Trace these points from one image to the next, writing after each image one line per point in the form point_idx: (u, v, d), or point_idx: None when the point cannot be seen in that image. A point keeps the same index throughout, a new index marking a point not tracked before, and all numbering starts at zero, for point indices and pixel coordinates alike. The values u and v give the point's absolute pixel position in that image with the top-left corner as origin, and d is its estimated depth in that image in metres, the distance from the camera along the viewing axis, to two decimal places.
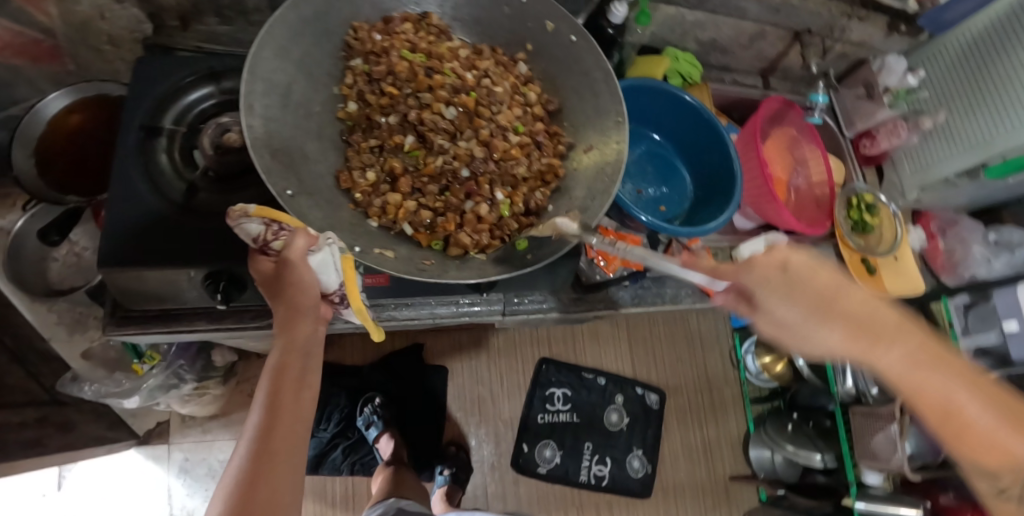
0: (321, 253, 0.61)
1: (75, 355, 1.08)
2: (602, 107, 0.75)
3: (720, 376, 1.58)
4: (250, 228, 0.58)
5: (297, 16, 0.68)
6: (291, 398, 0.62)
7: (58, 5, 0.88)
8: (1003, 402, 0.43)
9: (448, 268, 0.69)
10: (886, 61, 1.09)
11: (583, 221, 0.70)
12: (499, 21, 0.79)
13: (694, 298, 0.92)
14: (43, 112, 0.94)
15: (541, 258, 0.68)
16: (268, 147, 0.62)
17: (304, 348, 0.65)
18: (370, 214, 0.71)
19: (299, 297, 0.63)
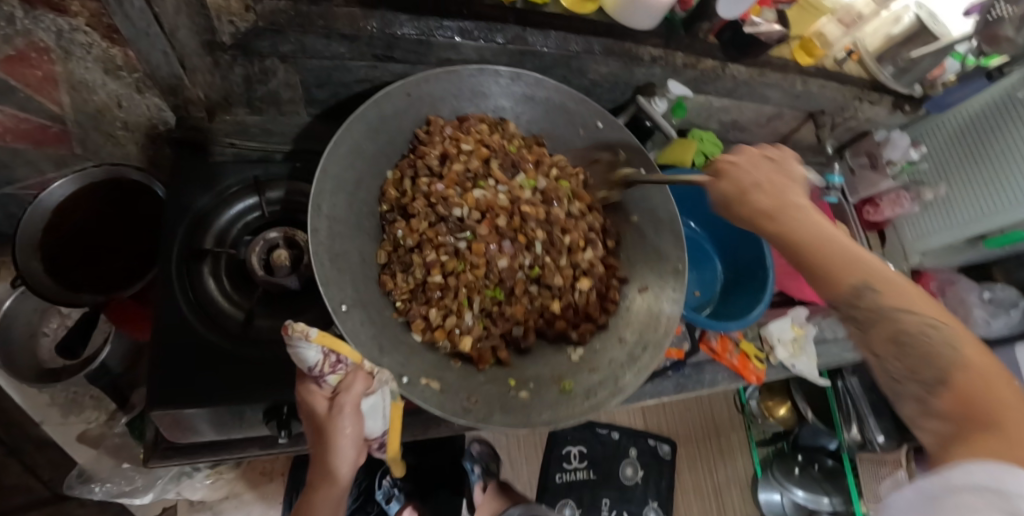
0: (372, 395, 0.57)
1: (71, 438, 1.05)
2: (662, 250, 0.78)
3: (726, 421, 1.62)
4: (308, 357, 0.53)
5: (377, 113, 0.68)
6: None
7: (71, 94, 0.83)
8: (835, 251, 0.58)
9: (492, 409, 0.65)
10: (888, 134, 1.15)
11: (633, 371, 0.71)
12: (573, 140, 0.83)
13: (730, 380, 0.96)
14: (47, 201, 0.89)
15: (592, 412, 0.67)
16: (323, 283, 0.58)
17: (337, 502, 0.56)
18: (413, 326, 0.67)
19: (345, 450, 0.55)
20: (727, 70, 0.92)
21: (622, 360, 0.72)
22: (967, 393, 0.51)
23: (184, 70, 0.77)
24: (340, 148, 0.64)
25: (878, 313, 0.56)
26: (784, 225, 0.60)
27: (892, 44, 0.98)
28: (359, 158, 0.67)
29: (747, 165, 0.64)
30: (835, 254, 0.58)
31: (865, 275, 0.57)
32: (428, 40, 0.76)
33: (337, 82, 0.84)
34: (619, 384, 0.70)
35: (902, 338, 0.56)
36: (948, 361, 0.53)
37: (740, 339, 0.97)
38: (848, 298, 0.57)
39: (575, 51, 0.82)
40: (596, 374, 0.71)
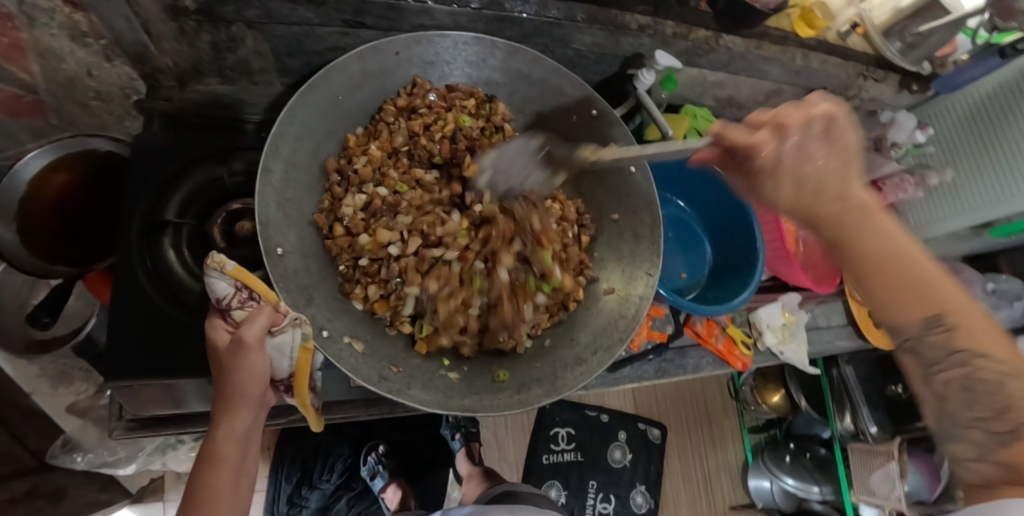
0: (280, 335, 0.56)
1: (61, 408, 1.12)
2: (638, 253, 0.74)
3: (719, 408, 1.60)
4: (218, 287, 0.55)
5: (359, 68, 0.67)
6: (227, 492, 0.54)
7: (40, 63, 0.80)
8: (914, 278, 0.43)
9: (413, 384, 0.63)
10: (894, 115, 1.08)
11: (575, 375, 0.67)
12: (564, 125, 0.78)
13: (714, 366, 0.94)
14: (22, 172, 0.87)
15: (519, 406, 0.63)
16: (263, 236, 0.58)
17: (243, 438, 0.55)
18: (351, 294, 0.66)
19: (245, 384, 0.54)
20: (721, 41, 0.87)
21: (568, 362, 0.69)
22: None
23: (149, 36, 0.74)
24: (306, 97, 0.62)
25: (946, 355, 0.44)
26: (842, 233, 0.43)
27: (899, 18, 0.91)
28: (316, 129, 0.66)
29: (794, 161, 0.45)
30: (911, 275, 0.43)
31: (939, 309, 0.43)
32: (399, 5, 0.73)
33: (309, 50, 0.82)
34: (555, 385, 0.66)
35: (971, 384, 0.45)
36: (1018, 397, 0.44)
37: (727, 324, 0.95)
38: (911, 334, 0.44)
39: (556, 18, 0.78)
40: (536, 370, 0.68)
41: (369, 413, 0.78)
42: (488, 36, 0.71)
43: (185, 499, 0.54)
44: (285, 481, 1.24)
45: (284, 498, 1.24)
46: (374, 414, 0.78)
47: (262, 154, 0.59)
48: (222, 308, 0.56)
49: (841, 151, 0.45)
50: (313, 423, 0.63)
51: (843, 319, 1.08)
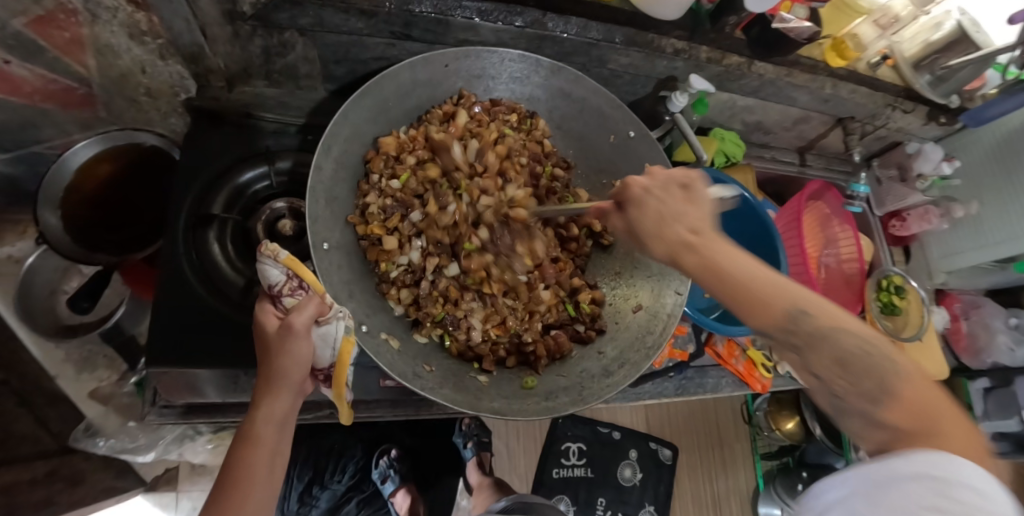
0: (326, 325, 0.56)
1: (83, 394, 1.15)
2: (667, 272, 0.74)
3: (732, 431, 1.59)
4: (269, 273, 0.55)
5: (409, 76, 0.72)
6: (263, 472, 0.55)
7: (97, 57, 0.85)
8: (759, 290, 0.48)
9: (445, 382, 0.65)
10: (921, 146, 1.09)
11: (601, 386, 0.69)
12: (602, 147, 0.81)
13: (734, 387, 0.94)
14: (71, 161, 0.92)
15: (548, 413, 0.65)
16: (312, 232, 0.62)
17: (281, 419, 0.56)
18: (386, 294, 0.70)
19: (288, 368, 0.55)
20: (754, 67, 0.91)
21: (594, 373, 0.71)
22: (910, 405, 0.45)
23: (205, 38, 0.77)
24: (359, 102, 0.67)
25: (818, 337, 0.48)
26: (707, 255, 0.49)
27: (930, 52, 0.94)
28: (363, 133, 0.71)
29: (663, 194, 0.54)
30: (760, 276, 0.48)
31: (796, 300, 0.48)
32: (446, 20, 0.76)
33: (355, 58, 0.85)
34: (580, 395, 0.68)
35: (845, 360, 0.48)
36: (897, 374, 0.47)
37: (748, 347, 0.94)
38: (785, 328, 0.48)
39: (595, 38, 0.82)
40: (563, 379, 0.70)
41: (394, 414, 0.80)
42: (534, 54, 0.75)
43: (222, 476, 0.54)
44: (297, 479, 1.24)
45: (295, 497, 1.23)
46: (399, 415, 0.80)
47: (314, 153, 0.63)
48: (273, 294, 0.57)
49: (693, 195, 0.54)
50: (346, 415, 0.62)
51: None
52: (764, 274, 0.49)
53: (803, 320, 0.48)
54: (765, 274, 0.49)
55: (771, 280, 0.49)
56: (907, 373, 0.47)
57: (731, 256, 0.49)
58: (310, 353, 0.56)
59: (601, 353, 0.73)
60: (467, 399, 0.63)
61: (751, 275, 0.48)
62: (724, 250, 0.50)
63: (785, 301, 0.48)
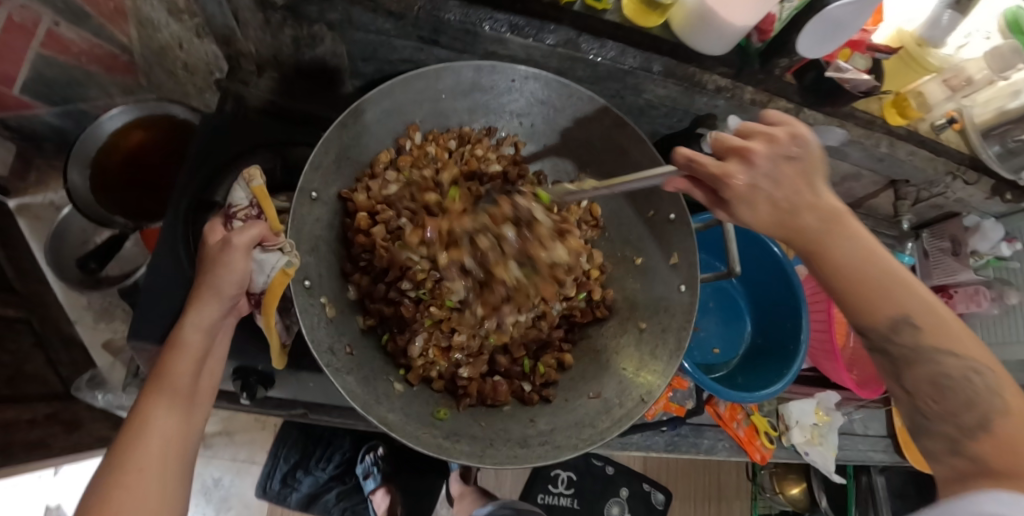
0: (269, 251, 0.55)
1: (97, 343, 1.23)
2: (648, 366, 0.72)
3: (732, 486, 1.50)
4: (234, 194, 0.57)
5: (471, 77, 0.72)
6: (185, 380, 0.52)
7: (138, 29, 0.86)
8: (864, 288, 0.53)
9: (355, 372, 0.63)
10: (980, 221, 1.01)
11: (509, 452, 0.64)
12: (638, 219, 0.79)
13: (731, 452, 0.88)
14: (106, 125, 0.94)
15: (438, 451, 0.61)
16: (308, 178, 0.62)
17: (209, 330, 0.54)
18: (350, 277, 0.69)
19: (220, 282, 0.53)
20: (802, 115, 0.84)
21: (510, 438, 0.66)
22: (1004, 442, 0.47)
23: (238, 22, 0.77)
24: (408, 83, 0.69)
25: (918, 352, 0.53)
26: (818, 247, 0.54)
27: (1003, 120, 0.85)
28: (403, 109, 0.72)
29: (771, 185, 0.55)
30: (852, 253, 0.53)
31: (902, 306, 0.53)
32: (474, 30, 0.74)
33: (382, 58, 0.84)
34: (480, 450, 0.63)
35: (940, 380, 0.52)
36: (996, 408, 0.49)
37: (752, 411, 0.89)
38: (885, 331, 0.53)
39: (630, 66, 0.78)
40: (477, 427, 0.67)
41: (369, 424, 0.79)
42: (604, 101, 0.73)
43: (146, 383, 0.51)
44: (284, 460, 1.27)
45: (279, 476, 1.26)
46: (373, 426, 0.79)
47: (345, 110, 0.64)
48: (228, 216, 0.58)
49: (803, 165, 0.55)
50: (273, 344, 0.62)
51: (882, 430, 1.00)
52: (897, 279, 0.53)
53: (907, 327, 0.52)
54: (889, 272, 0.53)
55: (872, 280, 0.53)
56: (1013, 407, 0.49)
57: (845, 242, 0.54)
58: (246, 274, 0.55)
59: (533, 416, 0.70)
60: (364, 397, 0.61)
61: (854, 276, 0.53)
62: (854, 248, 0.54)
63: (887, 308, 0.53)
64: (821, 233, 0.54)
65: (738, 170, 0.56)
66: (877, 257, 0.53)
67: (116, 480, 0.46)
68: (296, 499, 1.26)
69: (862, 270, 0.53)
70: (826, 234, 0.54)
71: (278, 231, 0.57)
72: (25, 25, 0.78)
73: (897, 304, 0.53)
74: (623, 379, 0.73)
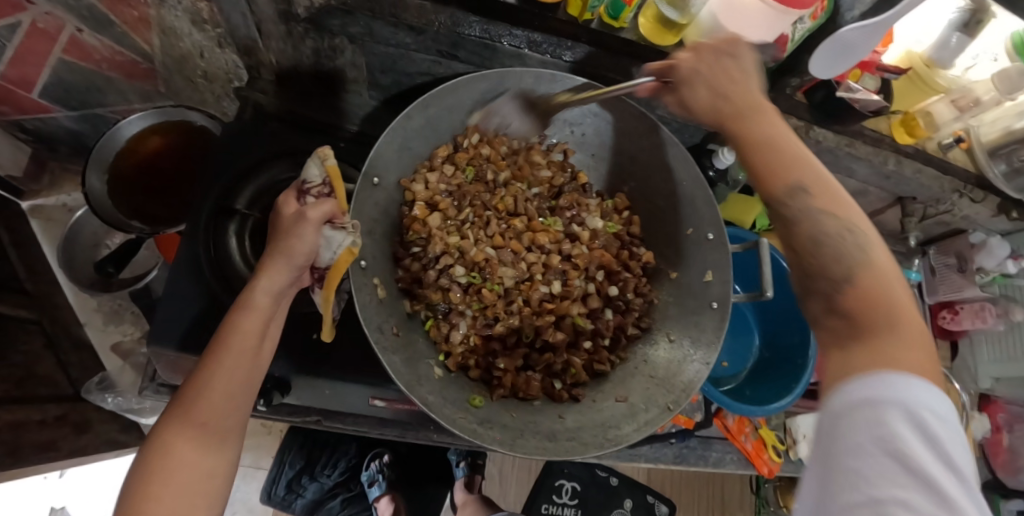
0: (336, 230, 0.55)
1: (106, 345, 1.24)
2: (681, 374, 0.72)
3: (735, 499, 1.50)
4: (308, 171, 0.56)
5: (531, 84, 0.72)
6: (249, 343, 0.53)
7: (161, 37, 0.88)
8: (775, 160, 0.54)
9: (400, 353, 0.63)
10: (986, 238, 1.03)
11: (538, 444, 0.64)
12: (674, 232, 0.79)
13: (738, 465, 0.89)
14: (124, 131, 0.96)
15: (473, 434, 0.61)
16: (369, 165, 0.64)
17: (277, 298, 0.55)
18: (400, 261, 0.69)
19: (291, 252, 0.53)
20: (812, 133, 0.86)
21: (539, 431, 0.66)
22: (865, 292, 0.47)
23: (259, 34, 0.79)
24: (473, 83, 0.69)
25: (808, 216, 0.50)
26: (742, 125, 0.56)
27: (1010, 139, 0.85)
28: (462, 109, 0.73)
29: (714, 74, 0.59)
30: (769, 130, 0.55)
31: (801, 172, 0.52)
32: (493, 45, 0.75)
33: (400, 70, 0.85)
34: (512, 439, 0.63)
35: (820, 238, 0.50)
36: (856, 260, 0.48)
37: (760, 425, 0.90)
38: (783, 197, 0.51)
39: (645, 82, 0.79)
40: (509, 417, 0.67)
41: (381, 432, 0.79)
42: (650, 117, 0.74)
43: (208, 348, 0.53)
44: (289, 466, 1.26)
45: (284, 481, 1.25)
46: (384, 434, 0.79)
47: (413, 103, 0.66)
48: (302, 190, 0.57)
49: (741, 63, 0.59)
50: (327, 327, 0.60)
51: None
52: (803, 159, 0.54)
53: (808, 189, 0.51)
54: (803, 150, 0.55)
55: (782, 151, 0.54)
56: (879, 265, 0.49)
57: (760, 120, 0.56)
58: (314, 249, 0.54)
59: (562, 413, 0.70)
60: (407, 377, 0.61)
61: (763, 145, 0.55)
62: (773, 128, 0.56)
63: (800, 174, 0.52)
64: (749, 105, 0.57)
65: (685, 59, 0.60)
66: (790, 135, 0.55)
67: (172, 433, 0.50)
68: (301, 505, 1.25)
69: (782, 141, 0.55)
70: (750, 114, 0.57)
71: (346, 211, 0.56)
72: (49, 31, 0.81)
73: (795, 172, 0.52)
74: (655, 384, 0.73)
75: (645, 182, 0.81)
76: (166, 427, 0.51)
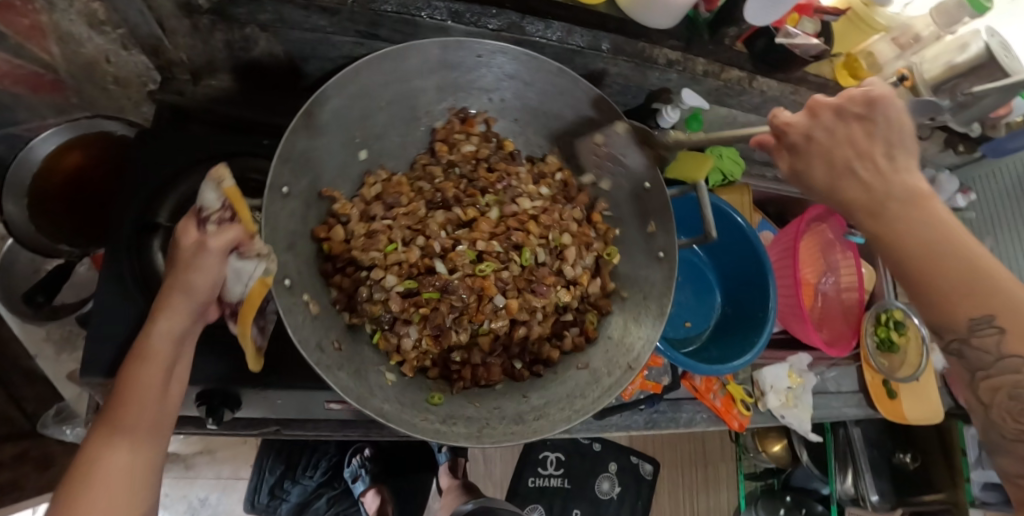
0: (245, 259, 0.52)
1: (61, 374, 1.14)
2: (636, 329, 0.73)
3: (717, 450, 1.53)
4: (204, 196, 0.51)
5: (438, 55, 0.66)
6: (152, 392, 0.50)
7: (60, 45, 0.81)
8: (913, 270, 0.50)
9: (344, 368, 0.61)
10: (936, 175, 1.01)
11: (505, 429, 0.63)
12: (614, 187, 0.79)
13: (709, 422, 0.90)
14: (38, 149, 0.89)
15: (434, 435, 0.59)
16: (274, 174, 0.58)
17: (179, 338, 0.52)
18: (331, 278, 0.67)
19: (194, 286, 0.50)
20: (755, 83, 0.84)
21: (506, 416, 0.66)
22: None
23: (163, 30, 0.73)
24: (381, 62, 0.62)
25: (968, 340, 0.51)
26: (885, 228, 0.51)
27: (953, 74, 0.87)
28: (373, 95, 0.66)
29: (829, 139, 0.55)
30: (894, 223, 0.51)
31: (989, 306, 0.49)
32: (413, 20, 0.71)
33: (322, 57, 0.80)
34: (478, 431, 0.62)
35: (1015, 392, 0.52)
36: None
37: (728, 381, 0.90)
38: (963, 331, 0.51)
39: (578, 45, 0.76)
40: (472, 408, 0.66)
41: (343, 434, 0.77)
42: (589, 85, 0.69)
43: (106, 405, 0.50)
44: (269, 472, 1.23)
45: (266, 489, 1.23)
46: (348, 436, 0.77)
47: (308, 101, 0.58)
48: (199, 216, 0.52)
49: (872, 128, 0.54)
50: (249, 357, 0.59)
51: (854, 386, 1.03)
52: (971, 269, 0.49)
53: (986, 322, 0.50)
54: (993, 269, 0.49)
55: (920, 259, 0.50)
56: None
57: (909, 220, 0.51)
58: (219, 281, 0.52)
59: (528, 396, 0.70)
60: (356, 390, 0.59)
61: (923, 257, 0.50)
62: (924, 221, 0.50)
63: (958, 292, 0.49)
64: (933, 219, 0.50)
65: (801, 123, 0.56)
66: (932, 230, 0.50)
67: (79, 500, 0.46)
68: (286, 509, 1.24)
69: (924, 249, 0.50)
70: (916, 227, 0.50)
71: (254, 234, 0.54)
72: None
73: (967, 297, 0.49)
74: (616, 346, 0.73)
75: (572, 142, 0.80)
76: (72, 495, 0.47)
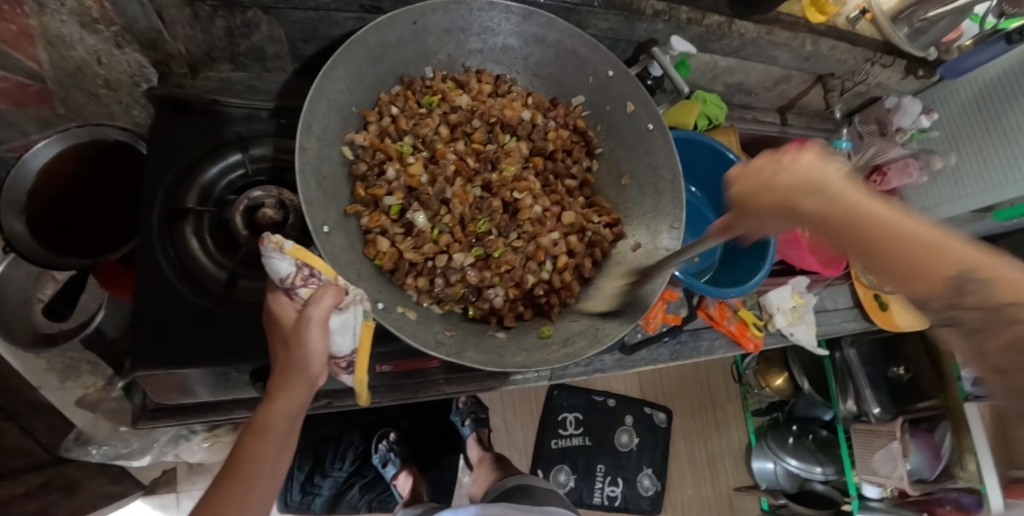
0: (344, 313, 0.54)
1: (70, 402, 1.06)
2: (661, 208, 0.76)
3: (722, 391, 1.61)
4: (278, 267, 0.50)
5: (378, 40, 0.67)
6: (265, 469, 0.50)
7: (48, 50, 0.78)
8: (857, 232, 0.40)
9: (466, 346, 0.65)
10: (899, 100, 1.11)
11: (614, 324, 0.70)
12: (582, 87, 0.80)
13: (727, 348, 0.96)
14: (32, 163, 0.86)
15: (568, 357, 0.66)
16: (310, 217, 0.59)
17: (293, 415, 0.53)
18: (403, 284, 0.69)
19: (305, 362, 0.52)
20: (734, 27, 0.89)
21: (605, 314, 0.72)
22: None
23: (163, 22, 0.72)
24: (335, 73, 0.64)
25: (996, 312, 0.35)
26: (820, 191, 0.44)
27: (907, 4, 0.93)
28: (343, 104, 0.67)
29: None
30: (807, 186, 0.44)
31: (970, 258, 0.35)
32: None
33: (324, 37, 0.81)
34: (597, 336, 0.68)
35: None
36: None
37: (739, 307, 0.95)
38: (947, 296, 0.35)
39: (573, 3, 0.80)
40: (578, 323, 0.71)
41: (392, 399, 0.82)
42: (528, 7, 0.72)
43: (223, 470, 0.50)
44: (298, 470, 1.23)
45: (298, 486, 1.23)
46: (396, 400, 0.81)
47: (297, 133, 0.60)
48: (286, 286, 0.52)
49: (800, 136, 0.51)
50: (365, 397, 0.61)
51: (849, 302, 1.10)
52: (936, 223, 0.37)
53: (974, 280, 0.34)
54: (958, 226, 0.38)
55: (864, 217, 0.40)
56: None
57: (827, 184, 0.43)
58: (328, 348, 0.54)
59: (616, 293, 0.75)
60: (492, 358, 0.64)
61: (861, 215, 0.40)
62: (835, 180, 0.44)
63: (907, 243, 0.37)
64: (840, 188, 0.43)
65: None
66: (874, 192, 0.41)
67: None
68: (321, 503, 1.26)
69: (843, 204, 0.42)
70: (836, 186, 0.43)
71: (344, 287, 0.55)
72: None
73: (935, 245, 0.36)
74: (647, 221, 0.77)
75: (531, 66, 0.81)
76: None
